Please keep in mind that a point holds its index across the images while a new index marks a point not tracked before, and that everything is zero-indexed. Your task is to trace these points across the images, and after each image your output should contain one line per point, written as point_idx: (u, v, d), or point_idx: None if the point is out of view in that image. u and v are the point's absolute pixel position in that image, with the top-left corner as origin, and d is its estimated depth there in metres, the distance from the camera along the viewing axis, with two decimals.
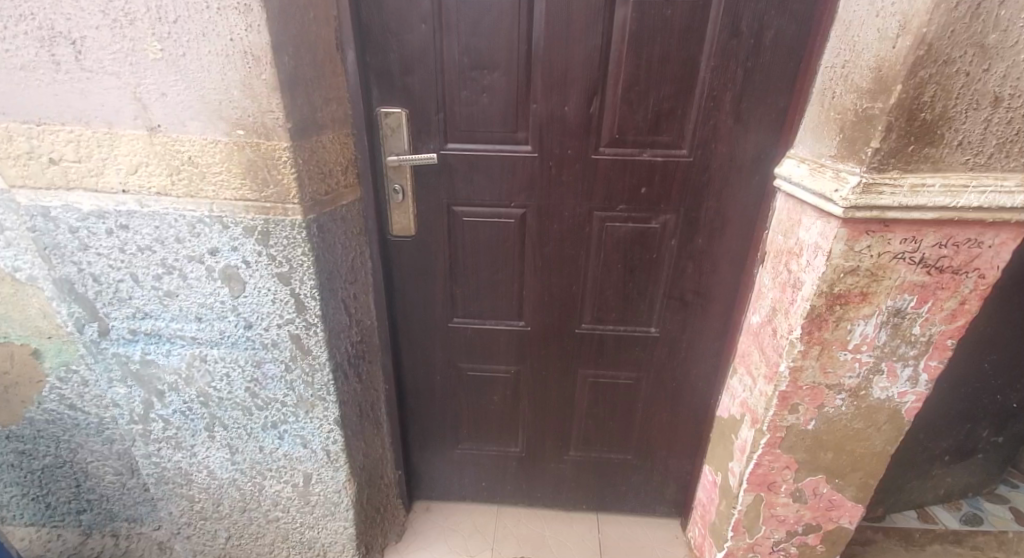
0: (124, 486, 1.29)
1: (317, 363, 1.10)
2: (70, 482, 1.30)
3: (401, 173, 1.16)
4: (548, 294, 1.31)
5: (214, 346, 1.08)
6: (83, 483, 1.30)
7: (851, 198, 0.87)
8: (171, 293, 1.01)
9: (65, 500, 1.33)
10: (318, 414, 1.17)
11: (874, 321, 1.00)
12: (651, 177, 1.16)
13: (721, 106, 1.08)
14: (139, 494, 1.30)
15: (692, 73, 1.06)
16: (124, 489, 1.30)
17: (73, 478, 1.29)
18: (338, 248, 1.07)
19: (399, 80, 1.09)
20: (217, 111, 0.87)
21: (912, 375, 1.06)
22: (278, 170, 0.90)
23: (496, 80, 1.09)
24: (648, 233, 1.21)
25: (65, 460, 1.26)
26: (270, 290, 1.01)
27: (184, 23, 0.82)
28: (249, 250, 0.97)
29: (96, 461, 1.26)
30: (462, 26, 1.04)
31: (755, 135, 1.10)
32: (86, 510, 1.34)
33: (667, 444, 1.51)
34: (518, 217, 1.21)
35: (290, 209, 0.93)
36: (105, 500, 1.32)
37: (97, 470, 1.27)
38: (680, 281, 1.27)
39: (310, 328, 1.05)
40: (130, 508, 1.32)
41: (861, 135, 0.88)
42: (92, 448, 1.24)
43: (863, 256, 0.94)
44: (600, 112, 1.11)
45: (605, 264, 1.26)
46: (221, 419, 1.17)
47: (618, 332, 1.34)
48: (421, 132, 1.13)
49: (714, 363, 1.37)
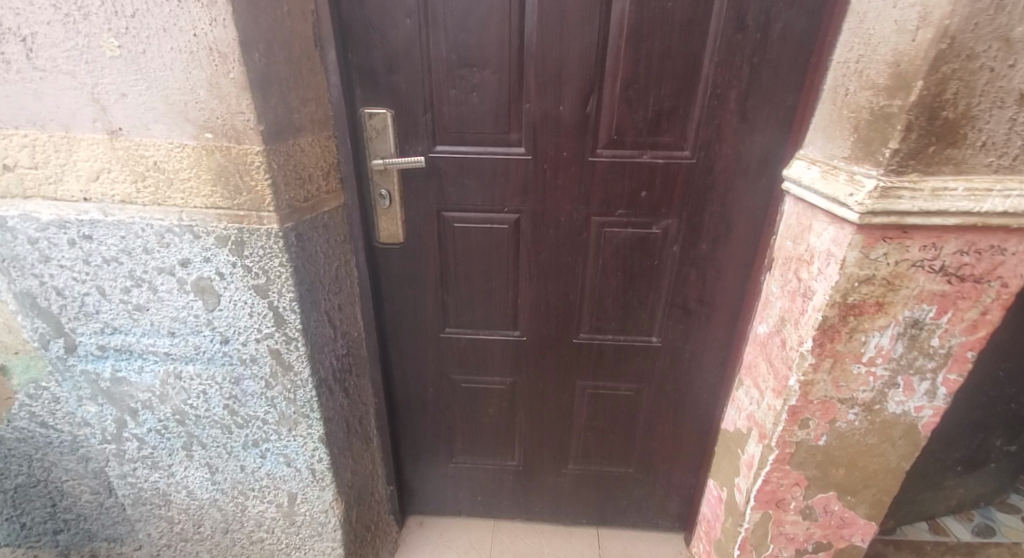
0: (101, 506, 1.23)
1: (299, 379, 1.04)
2: (45, 502, 1.23)
3: (387, 178, 1.10)
4: (543, 303, 1.25)
5: (189, 362, 1.02)
6: (58, 503, 1.23)
7: (867, 203, 0.81)
8: (140, 307, 0.95)
9: (40, 520, 1.26)
10: (301, 432, 1.11)
11: (889, 333, 0.94)
12: (651, 180, 1.09)
13: (726, 105, 1.02)
14: (117, 514, 1.24)
15: (694, 69, 1.00)
16: (101, 509, 1.23)
17: (48, 497, 1.23)
18: (320, 258, 1.00)
19: (383, 79, 1.02)
20: (183, 113, 0.79)
21: (928, 389, 1.00)
22: (250, 176, 0.83)
23: (486, 78, 1.02)
24: (649, 238, 1.15)
25: (38, 480, 1.20)
26: (246, 304, 0.95)
27: (142, 17, 0.74)
28: (223, 261, 0.90)
29: (71, 480, 1.20)
30: (450, 20, 0.97)
31: (761, 135, 1.04)
32: (62, 530, 1.28)
33: (669, 457, 1.45)
34: (512, 222, 1.15)
35: (265, 218, 0.87)
36: (82, 520, 1.26)
37: (73, 489, 1.21)
38: (682, 289, 1.21)
39: (290, 342, 0.99)
40: (108, 529, 1.26)
41: (877, 135, 0.81)
42: (66, 467, 1.18)
43: (878, 265, 0.87)
44: (597, 111, 1.04)
45: (603, 272, 1.20)
46: (199, 438, 1.12)
47: (617, 342, 1.29)
48: (408, 135, 1.07)
49: (717, 373, 1.31)
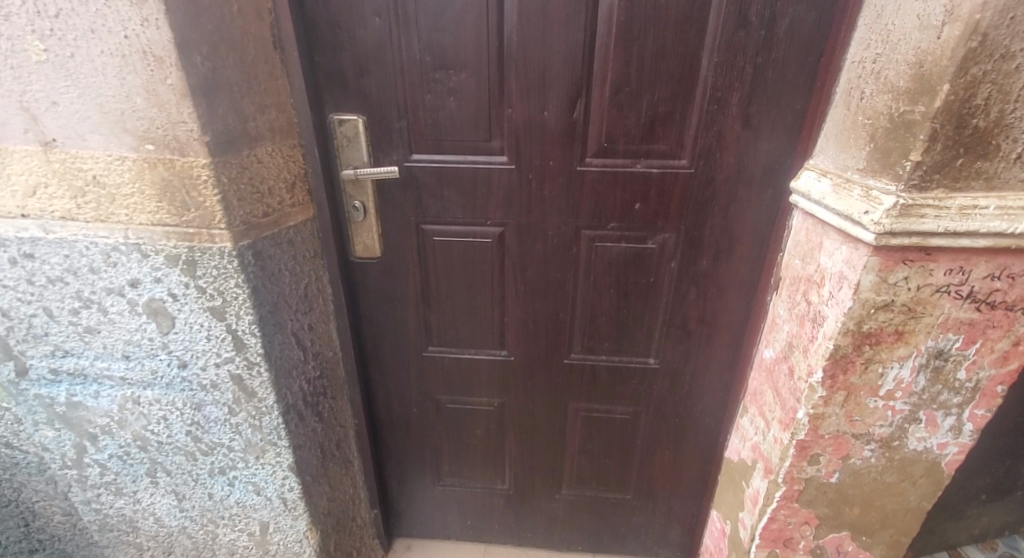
0: (75, 527, 1.16)
1: (264, 406, 0.96)
2: (17, 522, 1.15)
3: (361, 189, 1.02)
4: (531, 322, 1.17)
5: (147, 387, 0.95)
6: (31, 523, 1.16)
7: (885, 223, 0.71)
8: (91, 329, 0.89)
9: (14, 540, 1.17)
10: (270, 460, 1.03)
11: (909, 365, 0.84)
12: (646, 192, 1.00)
13: (727, 110, 0.91)
14: (92, 537, 1.17)
15: (692, 71, 0.90)
16: (75, 530, 1.16)
17: (19, 518, 1.15)
18: (285, 277, 0.92)
19: (353, 84, 0.94)
20: (120, 123, 0.72)
21: (953, 425, 0.90)
22: (198, 191, 0.76)
23: (464, 81, 0.94)
24: (644, 254, 1.06)
25: (9, 500, 1.13)
26: (202, 327, 0.87)
27: (68, 17, 0.67)
28: (175, 282, 0.83)
29: (42, 501, 1.13)
30: (422, 19, 0.89)
31: (766, 143, 0.93)
32: (37, 551, 1.19)
33: (670, 484, 1.35)
34: (496, 236, 1.07)
35: (217, 236, 0.79)
36: (56, 540, 1.18)
37: (44, 511, 1.14)
38: (681, 308, 1.12)
39: (252, 367, 0.92)
40: (84, 550, 1.19)
41: (896, 145, 0.72)
42: (35, 489, 1.11)
43: (898, 290, 0.77)
44: (585, 118, 0.95)
45: (595, 290, 1.12)
46: (163, 465, 1.05)
47: (611, 363, 1.20)
48: (382, 142, 0.99)
49: (721, 398, 1.21)
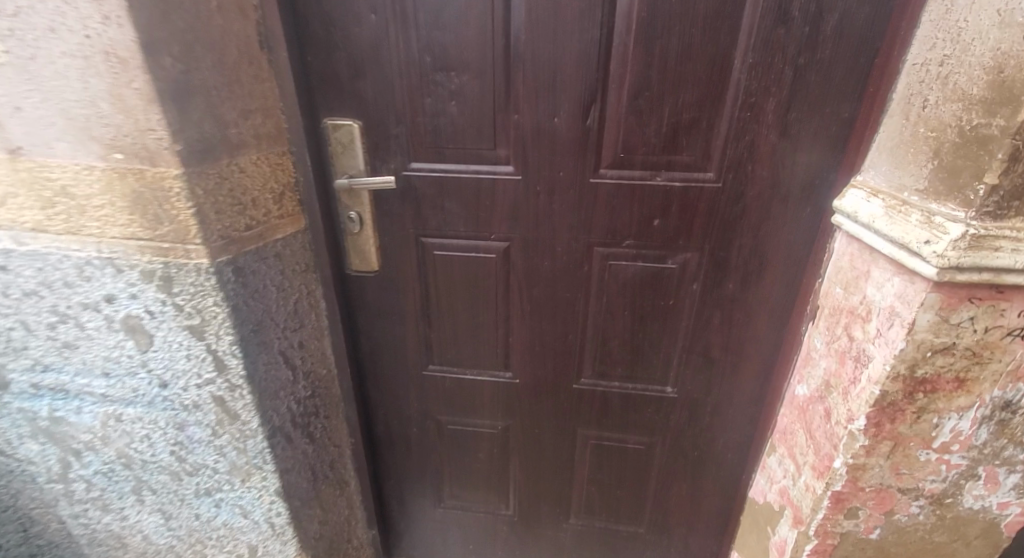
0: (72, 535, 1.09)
1: (248, 429, 0.90)
2: (16, 526, 1.08)
3: (357, 199, 0.96)
4: (539, 343, 1.08)
5: (128, 405, 0.90)
6: (30, 527, 1.08)
7: (950, 256, 0.60)
8: (69, 344, 0.84)
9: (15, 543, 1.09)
10: (256, 483, 0.97)
11: (970, 416, 0.73)
12: (666, 207, 0.90)
13: (761, 117, 0.81)
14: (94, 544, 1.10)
15: (722, 73, 0.79)
16: (74, 538, 1.09)
17: (18, 521, 1.07)
18: (271, 293, 0.86)
19: (348, 86, 0.87)
20: (86, 130, 0.67)
21: (1018, 483, 0.78)
22: (170, 204, 0.70)
23: (466, 84, 0.86)
24: (663, 275, 0.96)
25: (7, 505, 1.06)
26: (181, 346, 0.81)
27: (27, 15, 0.62)
28: (151, 298, 0.78)
29: (40, 507, 1.06)
30: (422, 16, 0.82)
31: (806, 155, 0.82)
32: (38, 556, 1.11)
33: (687, 520, 1.25)
34: (500, 251, 0.99)
35: (193, 251, 0.73)
36: (54, 546, 1.10)
37: (42, 516, 1.07)
38: (703, 334, 1.01)
39: (234, 390, 0.86)
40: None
41: (966, 165, 0.60)
42: (32, 495, 1.04)
43: (961, 332, 0.66)
44: (599, 125, 0.86)
45: (608, 311, 1.02)
46: (148, 483, 1.00)
47: (625, 391, 1.11)
48: (379, 149, 0.92)
49: (745, 432, 1.10)
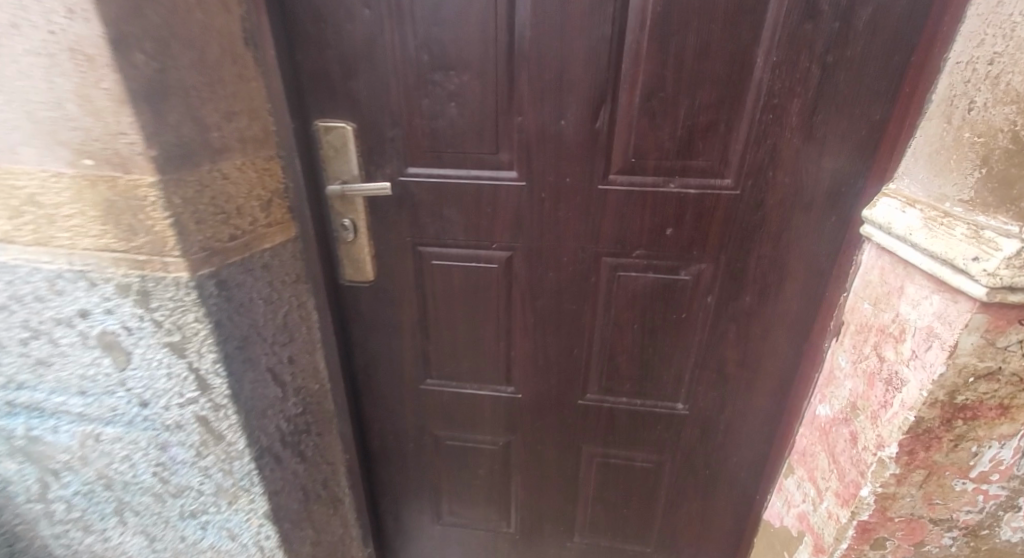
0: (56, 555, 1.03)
1: (234, 450, 0.85)
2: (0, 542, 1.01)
3: (351, 206, 0.90)
4: (542, 357, 1.03)
5: (107, 425, 0.85)
6: (14, 544, 1.01)
7: (1002, 276, 0.54)
8: (42, 361, 0.79)
9: None
10: (243, 506, 0.92)
11: (1013, 445, 0.67)
12: (680, 215, 0.84)
13: (784, 120, 0.75)
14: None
15: (743, 72, 0.74)
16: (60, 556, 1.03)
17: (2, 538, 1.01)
18: (259, 307, 0.81)
19: (341, 87, 0.82)
20: (53, 134, 0.62)
21: None
22: (145, 214, 0.65)
23: (467, 84, 0.80)
24: (675, 287, 0.91)
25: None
26: (161, 364, 0.76)
27: None
28: (128, 314, 0.72)
29: (24, 524, 0.99)
30: (420, 11, 0.76)
31: (831, 160, 0.76)
32: None
33: (697, 540, 1.19)
34: (502, 261, 0.93)
35: (171, 264, 0.68)
36: None
37: (27, 532, 1.00)
38: (717, 349, 0.96)
39: (219, 409, 0.81)
40: None
41: (1019, 174, 0.54)
42: (14, 512, 0.98)
43: (1008, 356, 0.60)
44: (609, 128, 0.80)
45: (616, 325, 0.97)
46: (131, 505, 0.94)
47: (633, 407, 1.05)
48: (374, 154, 0.87)
49: (760, 451, 1.05)
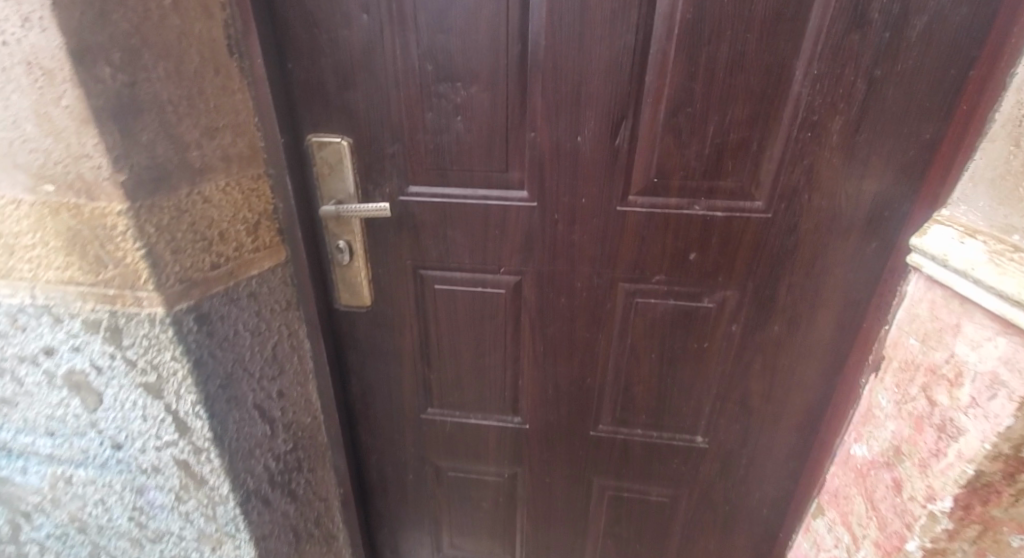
0: None
1: (217, 495, 0.77)
2: None
3: (347, 227, 0.83)
4: (552, 387, 0.96)
5: (79, 467, 0.77)
6: None
7: None
8: (7, 400, 0.72)
9: None
10: (227, 553, 0.83)
11: None
12: (705, 239, 0.78)
13: (823, 138, 0.69)
14: None
15: (779, 86, 0.67)
16: None
17: None
18: (244, 340, 0.73)
19: (336, 99, 0.75)
20: (9, 156, 0.56)
21: None
22: (114, 245, 0.59)
23: (474, 96, 0.73)
24: (697, 315, 0.84)
25: None
26: (135, 405, 0.69)
27: None
28: (97, 352, 0.65)
29: None
30: (424, 16, 0.69)
31: (874, 182, 0.70)
32: None
33: None
34: (509, 286, 0.86)
35: (144, 299, 0.61)
36: None
37: None
38: (741, 381, 0.89)
39: (200, 453, 0.73)
40: None
41: None
42: None
43: None
44: (630, 145, 0.73)
45: (632, 354, 0.90)
46: (107, 550, 0.85)
47: (648, 439, 0.98)
48: (372, 171, 0.80)
49: (785, 488, 0.98)
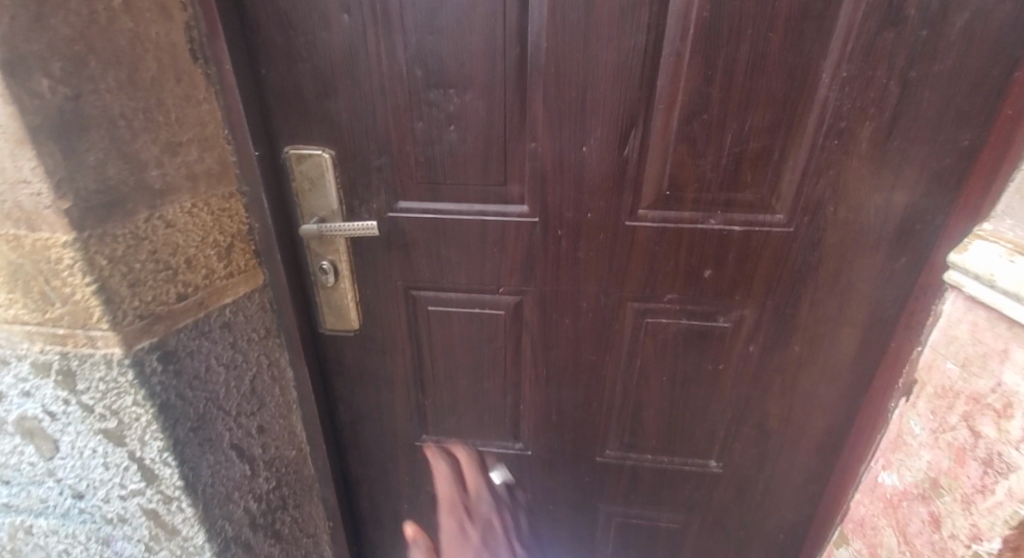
0: None
1: (191, 546, 0.70)
2: None
3: (331, 247, 0.76)
4: (555, 412, 0.89)
5: (39, 516, 0.69)
6: None
7: None
8: None
9: None
10: None
11: None
12: (721, 255, 0.72)
13: (851, 146, 0.63)
14: None
15: (803, 90, 0.61)
16: None
17: None
18: (218, 377, 0.66)
19: (317, 108, 0.68)
20: None
21: None
22: (60, 280, 0.52)
23: (468, 104, 0.67)
24: (711, 335, 0.78)
25: None
26: (95, 453, 0.62)
27: None
28: (49, 397, 0.59)
29: None
30: (412, 16, 0.62)
31: (905, 192, 0.64)
32: None
33: None
34: (509, 307, 0.80)
35: (98, 339, 0.55)
36: None
37: None
38: (758, 403, 0.83)
39: (170, 502, 0.66)
40: None
41: None
42: None
43: None
44: (640, 155, 0.67)
45: (641, 376, 0.84)
46: None
47: (659, 465, 0.92)
48: (358, 186, 0.73)
49: (803, 513, 0.92)
